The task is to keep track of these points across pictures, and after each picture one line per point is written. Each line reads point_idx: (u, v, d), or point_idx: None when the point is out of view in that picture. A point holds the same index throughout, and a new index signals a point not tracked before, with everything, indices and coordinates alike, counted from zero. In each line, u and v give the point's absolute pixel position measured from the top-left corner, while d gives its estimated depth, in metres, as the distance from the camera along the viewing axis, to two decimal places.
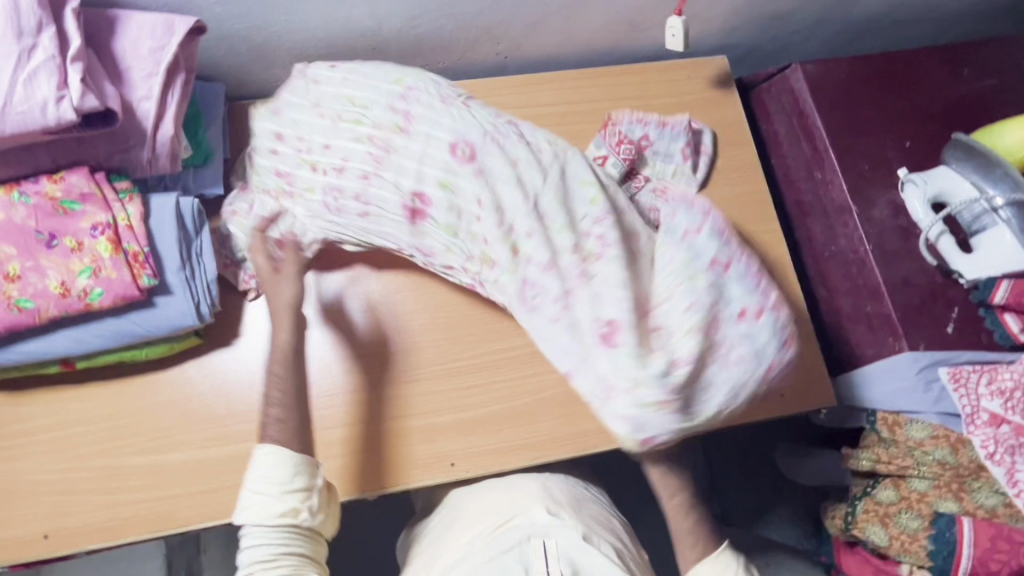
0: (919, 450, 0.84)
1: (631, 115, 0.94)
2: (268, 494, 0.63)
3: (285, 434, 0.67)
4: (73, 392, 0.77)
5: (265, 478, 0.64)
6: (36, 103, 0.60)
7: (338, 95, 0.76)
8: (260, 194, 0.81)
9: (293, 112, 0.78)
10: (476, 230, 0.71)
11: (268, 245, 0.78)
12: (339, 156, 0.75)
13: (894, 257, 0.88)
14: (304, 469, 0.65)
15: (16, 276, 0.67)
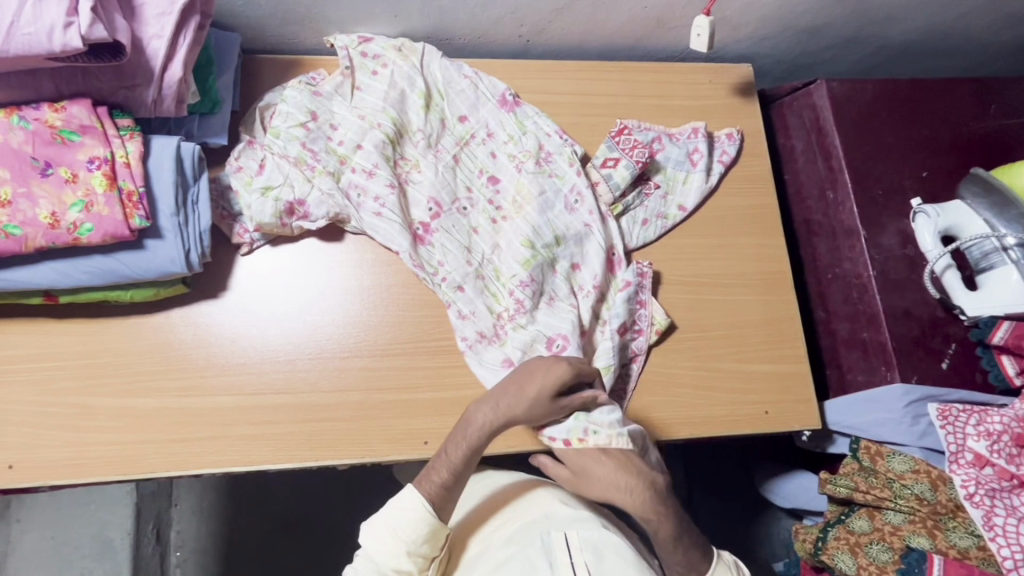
0: (898, 482, 0.82)
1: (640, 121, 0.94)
2: (397, 547, 0.69)
3: (437, 493, 0.70)
4: (54, 325, 0.77)
5: (399, 530, 0.69)
6: (43, 27, 0.59)
7: (380, 116, 0.86)
8: (272, 158, 0.81)
9: (331, 112, 0.85)
10: (473, 255, 0.85)
11: (282, 218, 0.79)
12: (370, 164, 0.84)
13: (897, 286, 0.87)
14: (434, 539, 0.70)
15: (7, 201, 0.66)
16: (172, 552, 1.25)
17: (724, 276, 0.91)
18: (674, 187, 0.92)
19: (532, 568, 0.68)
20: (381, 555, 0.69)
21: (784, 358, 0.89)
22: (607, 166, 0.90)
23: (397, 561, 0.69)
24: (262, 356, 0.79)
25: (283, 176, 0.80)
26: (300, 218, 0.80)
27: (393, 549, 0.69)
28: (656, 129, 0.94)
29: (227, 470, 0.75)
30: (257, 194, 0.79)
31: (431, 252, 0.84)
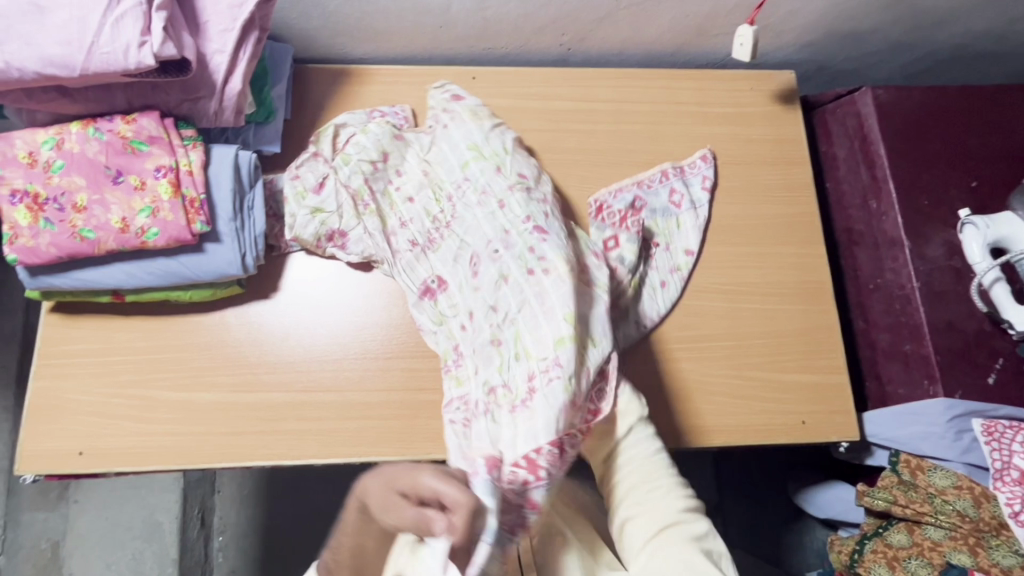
0: (939, 498, 0.81)
1: (610, 188, 0.91)
2: None
3: None
4: (121, 322, 0.82)
5: None
6: (120, 47, 0.63)
7: (433, 173, 0.86)
8: (334, 180, 0.83)
9: (387, 159, 0.86)
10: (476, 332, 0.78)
11: (320, 240, 0.82)
12: (407, 216, 0.85)
13: (942, 298, 0.86)
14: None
15: (83, 207, 0.71)
16: (215, 537, 1.31)
17: (762, 285, 0.91)
18: (671, 237, 0.90)
19: None
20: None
21: (823, 368, 0.88)
22: (609, 247, 0.85)
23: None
24: (309, 356, 0.82)
25: (336, 202, 0.83)
26: (336, 245, 0.84)
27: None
28: (628, 187, 0.90)
29: (276, 463, 0.79)
30: (306, 210, 0.81)
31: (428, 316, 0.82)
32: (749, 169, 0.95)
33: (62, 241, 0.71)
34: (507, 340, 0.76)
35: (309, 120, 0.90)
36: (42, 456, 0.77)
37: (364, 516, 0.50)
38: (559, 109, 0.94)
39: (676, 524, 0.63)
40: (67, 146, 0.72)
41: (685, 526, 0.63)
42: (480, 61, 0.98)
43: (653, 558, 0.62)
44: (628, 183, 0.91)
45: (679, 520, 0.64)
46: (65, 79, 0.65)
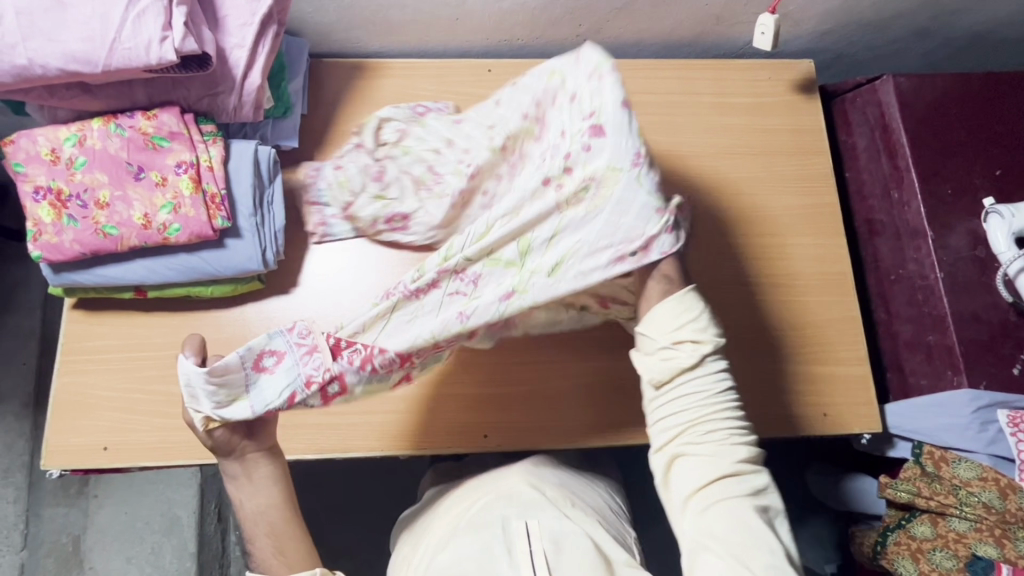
0: (964, 489, 0.81)
1: None
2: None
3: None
4: (142, 319, 0.82)
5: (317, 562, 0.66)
6: (142, 43, 0.63)
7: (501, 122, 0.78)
8: (392, 168, 0.83)
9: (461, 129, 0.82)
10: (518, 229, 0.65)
11: (381, 223, 0.83)
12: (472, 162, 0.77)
13: (966, 289, 0.85)
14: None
15: (106, 204, 0.72)
16: (231, 532, 1.33)
17: (782, 277, 0.90)
18: None
19: (490, 559, 0.64)
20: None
21: (844, 360, 0.87)
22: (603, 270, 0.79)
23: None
24: None
25: (399, 188, 0.82)
26: (398, 227, 0.83)
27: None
28: None
29: (298, 457, 0.80)
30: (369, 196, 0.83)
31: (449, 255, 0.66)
32: (768, 160, 0.95)
33: (85, 238, 0.71)
34: (536, 227, 0.66)
35: (325, 114, 0.90)
36: (68, 452, 0.78)
37: (236, 483, 0.67)
38: None
39: (734, 476, 0.58)
40: (89, 143, 0.72)
41: (743, 478, 0.58)
42: (495, 53, 0.97)
43: (704, 513, 0.57)
44: None
45: (739, 470, 0.58)
46: (87, 76, 0.65)
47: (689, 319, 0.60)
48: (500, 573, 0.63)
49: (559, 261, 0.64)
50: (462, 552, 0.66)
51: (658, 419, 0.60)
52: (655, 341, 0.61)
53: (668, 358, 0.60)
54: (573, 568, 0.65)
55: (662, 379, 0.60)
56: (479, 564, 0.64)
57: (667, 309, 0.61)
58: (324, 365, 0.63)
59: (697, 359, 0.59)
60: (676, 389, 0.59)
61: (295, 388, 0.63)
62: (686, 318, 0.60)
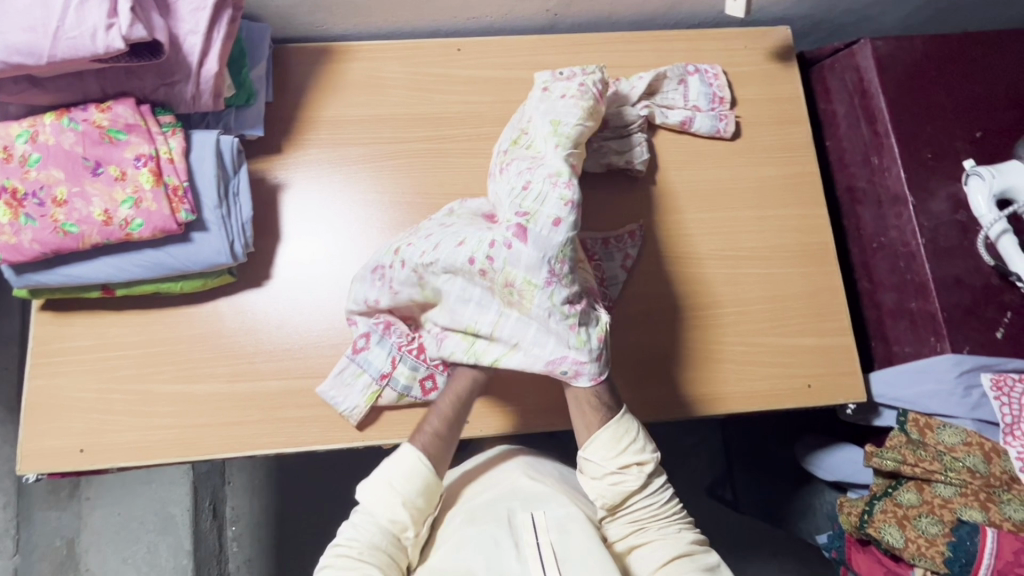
0: (949, 455, 0.80)
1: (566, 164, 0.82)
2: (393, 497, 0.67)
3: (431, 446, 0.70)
4: (112, 317, 0.81)
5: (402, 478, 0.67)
6: (88, 30, 0.61)
7: (506, 176, 0.75)
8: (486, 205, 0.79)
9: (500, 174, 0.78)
10: (459, 298, 0.71)
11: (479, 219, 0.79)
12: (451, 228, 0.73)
13: (948, 254, 0.84)
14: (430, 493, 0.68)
15: (64, 201, 0.70)
16: (228, 527, 1.32)
17: (763, 250, 0.89)
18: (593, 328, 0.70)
19: (496, 546, 0.65)
20: (378, 507, 0.66)
21: (827, 331, 0.87)
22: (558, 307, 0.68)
23: (396, 512, 0.66)
24: (303, 344, 0.81)
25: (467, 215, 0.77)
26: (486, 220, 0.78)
27: (390, 504, 0.66)
28: None
29: (279, 451, 0.79)
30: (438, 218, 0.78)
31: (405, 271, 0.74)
32: (746, 131, 0.93)
33: (45, 236, 0.69)
34: (500, 312, 0.70)
35: (292, 100, 0.87)
36: (44, 455, 0.77)
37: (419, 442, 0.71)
38: None
39: (687, 556, 0.66)
40: (42, 138, 0.70)
41: (695, 557, 0.66)
42: (465, 32, 0.95)
43: None
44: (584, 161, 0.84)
45: (689, 549, 0.66)
46: (33, 68, 0.63)
47: (628, 443, 0.70)
48: (505, 565, 0.63)
49: (495, 351, 0.71)
50: (468, 544, 0.66)
51: (613, 527, 0.70)
52: (603, 467, 0.69)
53: (618, 482, 0.69)
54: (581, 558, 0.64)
55: (612, 501, 0.68)
56: (485, 554, 0.64)
57: (609, 435, 0.69)
58: (407, 331, 0.81)
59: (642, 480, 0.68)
60: (627, 508, 0.69)
61: (393, 354, 0.80)
62: (625, 442, 0.69)
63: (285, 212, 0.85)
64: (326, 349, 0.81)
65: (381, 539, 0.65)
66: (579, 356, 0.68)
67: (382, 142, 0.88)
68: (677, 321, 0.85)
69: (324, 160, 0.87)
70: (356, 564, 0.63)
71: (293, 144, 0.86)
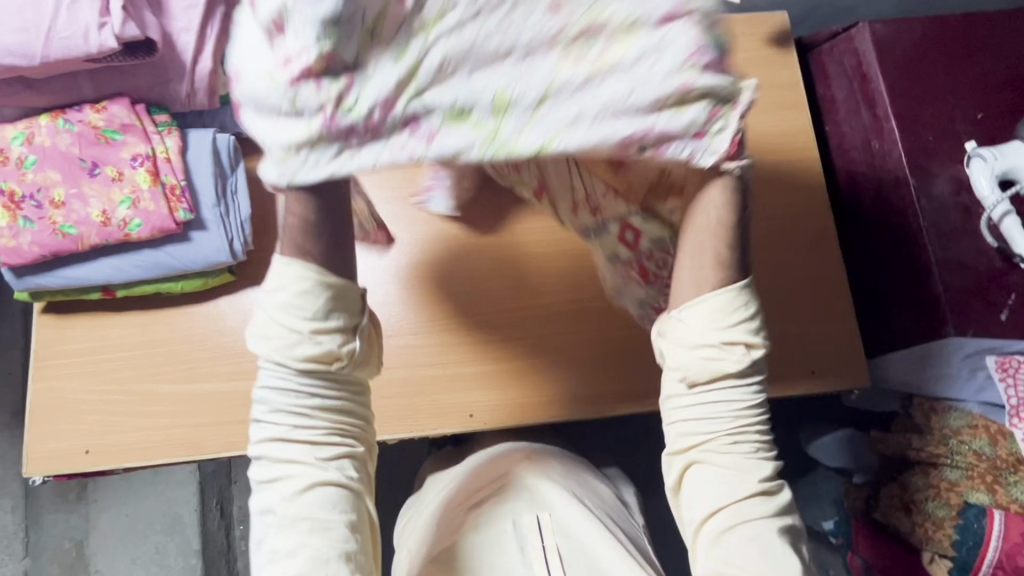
0: (955, 439, 0.80)
1: None
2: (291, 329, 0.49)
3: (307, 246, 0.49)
4: (113, 319, 0.81)
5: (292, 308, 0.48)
6: (79, 29, 0.61)
7: None
8: None
9: None
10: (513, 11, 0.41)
11: None
12: None
13: (950, 236, 0.83)
14: (335, 301, 0.49)
15: (61, 202, 0.70)
16: (235, 526, 1.32)
17: (765, 237, 0.88)
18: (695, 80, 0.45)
19: (499, 548, 0.67)
20: (279, 361, 0.50)
21: (830, 317, 0.86)
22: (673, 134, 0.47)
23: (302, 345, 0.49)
24: None
25: None
26: None
27: (288, 349, 0.50)
28: None
29: None
30: None
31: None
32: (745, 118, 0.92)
33: (43, 238, 0.69)
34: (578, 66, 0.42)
35: None
36: (50, 457, 0.77)
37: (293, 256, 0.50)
38: None
39: (760, 497, 0.58)
40: (38, 140, 0.69)
41: (767, 496, 0.59)
42: None
43: (728, 537, 0.57)
44: None
45: (761, 490, 0.59)
46: (26, 70, 0.62)
47: (738, 314, 0.57)
48: (511, 568, 0.65)
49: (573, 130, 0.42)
50: (474, 545, 0.67)
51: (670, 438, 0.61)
52: (698, 337, 0.57)
53: (713, 357, 0.58)
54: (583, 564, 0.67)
55: (697, 376, 0.58)
56: (491, 559, 0.66)
57: (714, 305, 0.57)
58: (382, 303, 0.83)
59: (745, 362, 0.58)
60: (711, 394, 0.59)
61: None
62: (734, 315, 0.57)
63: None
64: None
65: (300, 393, 0.51)
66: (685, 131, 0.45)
67: None
68: None
69: None
70: (290, 439, 0.52)
71: None
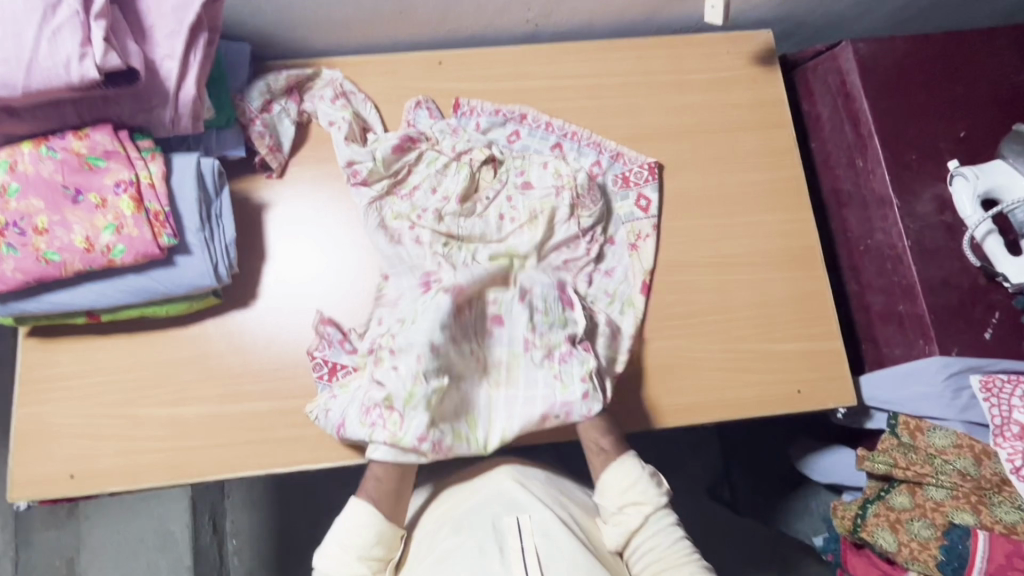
0: (939, 458, 0.80)
1: (587, 137, 0.90)
2: (348, 552, 0.68)
3: (380, 493, 0.72)
4: (98, 342, 0.80)
5: (355, 537, 0.69)
6: (61, 61, 0.61)
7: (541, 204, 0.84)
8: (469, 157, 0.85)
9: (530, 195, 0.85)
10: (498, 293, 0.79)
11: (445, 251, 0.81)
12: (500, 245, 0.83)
13: (934, 255, 0.84)
14: (384, 541, 0.70)
15: (45, 229, 0.70)
16: (228, 541, 1.32)
17: (751, 255, 0.89)
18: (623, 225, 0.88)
19: (482, 554, 0.66)
20: (332, 568, 0.68)
21: (815, 336, 0.86)
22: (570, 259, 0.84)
23: (354, 568, 0.68)
24: (292, 362, 0.81)
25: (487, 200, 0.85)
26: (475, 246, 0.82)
27: (343, 563, 0.68)
28: (605, 146, 0.90)
29: (270, 471, 0.79)
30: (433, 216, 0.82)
31: (284, 112, 0.86)
32: (730, 136, 0.93)
33: (27, 265, 0.69)
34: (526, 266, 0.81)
35: None
36: (34, 482, 0.77)
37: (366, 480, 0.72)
38: (530, 89, 0.92)
39: None
40: (21, 168, 0.69)
41: None
42: (446, 44, 0.95)
43: None
44: (603, 145, 0.90)
45: None
46: (8, 100, 0.62)
47: (633, 483, 0.72)
48: (492, 571, 0.65)
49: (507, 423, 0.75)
50: (456, 552, 0.68)
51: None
52: (607, 508, 0.73)
53: (621, 522, 0.72)
54: (563, 562, 0.66)
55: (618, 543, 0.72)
56: (472, 564, 0.66)
57: (616, 477, 0.73)
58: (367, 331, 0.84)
59: (641, 520, 0.71)
60: (635, 551, 0.71)
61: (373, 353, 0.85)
62: (627, 484, 0.72)
63: (270, 229, 0.85)
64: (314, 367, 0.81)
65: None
66: (572, 400, 0.74)
67: None
68: (668, 328, 0.85)
69: (308, 178, 0.87)
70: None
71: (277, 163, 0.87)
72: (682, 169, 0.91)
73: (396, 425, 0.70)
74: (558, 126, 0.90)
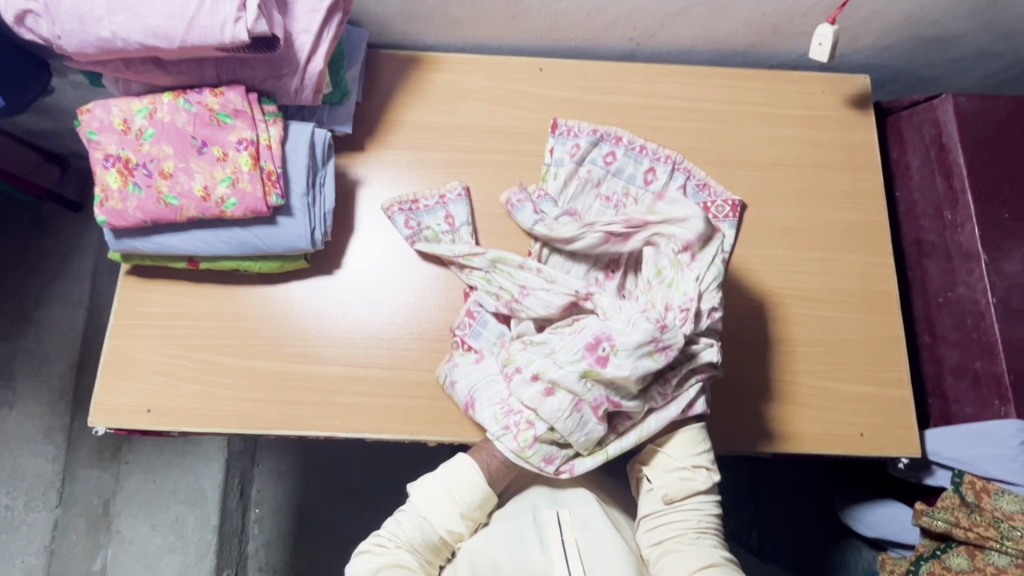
0: (1006, 523, 0.80)
1: (678, 157, 0.92)
2: (451, 508, 0.70)
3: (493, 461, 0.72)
4: (189, 288, 0.85)
5: (458, 496, 0.70)
6: (218, 21, 0.66)
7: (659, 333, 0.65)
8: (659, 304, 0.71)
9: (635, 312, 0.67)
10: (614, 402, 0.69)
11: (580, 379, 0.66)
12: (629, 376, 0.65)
13: (1018, 316, 0.83)
14: (485, 506, 0.71)
15: (169, 174, 0.75)
16: (252, 508, 1.35)
17: (826, 292, 0.89)
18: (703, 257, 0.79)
19: (521, 542, 0.69)
20: (432, 513, 0.70)
21: (885, 381, 0.85)
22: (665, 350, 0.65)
23: (452, 523, 0.70)
24: (366, 334, 0.84)
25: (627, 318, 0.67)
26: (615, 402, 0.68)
27: (438, 512, 0.70)
28: (696, 173, 0.92)
29: (330, 435, 0.82)
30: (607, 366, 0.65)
31: (434, 224, 0.87)
32: (815, 173, 0.93)
33: (148, 206, 0.75)
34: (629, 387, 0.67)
35: (378, 103, 0.92)
36: (113, 411, 0.81)
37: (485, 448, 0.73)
38: (624, 104, 0.94)
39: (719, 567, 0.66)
40: (159, 115, 0.76)
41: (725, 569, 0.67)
42: (546, 52, 0.99)
43: None
44: (689, 168, 0.92)
45: (721, 562, 0.67)
46: (163, 51, 0.68)
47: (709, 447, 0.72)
48: (529, 556, 0.67)
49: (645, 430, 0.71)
50: (496, 538, 0.70)
51: (650, 527, 0.71)
52: (674, 461, 0.71)
53: (688, 478, 0.71)
54: (604, 553, 0.68)
55: (673, 494, 0.70)
56: (509, 547, 0.68)
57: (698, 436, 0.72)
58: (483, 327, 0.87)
59: (709, 484, 0.70)
60: (683, 506, 0.71)
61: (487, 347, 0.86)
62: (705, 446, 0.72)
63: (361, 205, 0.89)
64: (385, 342, 0.84)
65: (426, 538, 0.69)
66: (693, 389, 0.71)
67: (458, 150, 0.91)
68: (735, 354, 0.85)
69: (401, 162, 0.90)
70: (399, 550, 0.68)
71: (375, 143, 0.91)
72: (765, 199, 0.92)
73: (527, 442, 0.70)
74: (652, 151, 0.92)
